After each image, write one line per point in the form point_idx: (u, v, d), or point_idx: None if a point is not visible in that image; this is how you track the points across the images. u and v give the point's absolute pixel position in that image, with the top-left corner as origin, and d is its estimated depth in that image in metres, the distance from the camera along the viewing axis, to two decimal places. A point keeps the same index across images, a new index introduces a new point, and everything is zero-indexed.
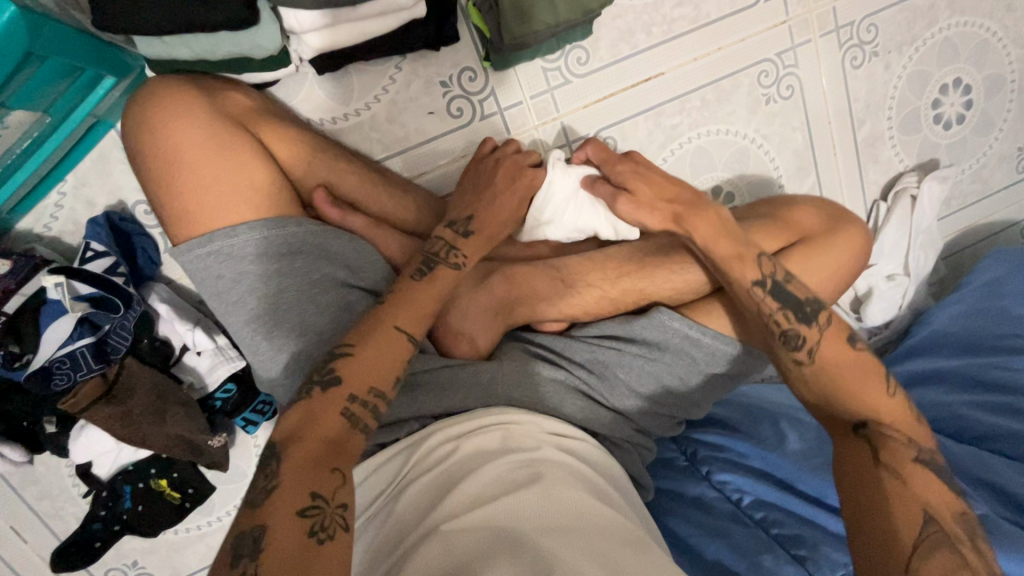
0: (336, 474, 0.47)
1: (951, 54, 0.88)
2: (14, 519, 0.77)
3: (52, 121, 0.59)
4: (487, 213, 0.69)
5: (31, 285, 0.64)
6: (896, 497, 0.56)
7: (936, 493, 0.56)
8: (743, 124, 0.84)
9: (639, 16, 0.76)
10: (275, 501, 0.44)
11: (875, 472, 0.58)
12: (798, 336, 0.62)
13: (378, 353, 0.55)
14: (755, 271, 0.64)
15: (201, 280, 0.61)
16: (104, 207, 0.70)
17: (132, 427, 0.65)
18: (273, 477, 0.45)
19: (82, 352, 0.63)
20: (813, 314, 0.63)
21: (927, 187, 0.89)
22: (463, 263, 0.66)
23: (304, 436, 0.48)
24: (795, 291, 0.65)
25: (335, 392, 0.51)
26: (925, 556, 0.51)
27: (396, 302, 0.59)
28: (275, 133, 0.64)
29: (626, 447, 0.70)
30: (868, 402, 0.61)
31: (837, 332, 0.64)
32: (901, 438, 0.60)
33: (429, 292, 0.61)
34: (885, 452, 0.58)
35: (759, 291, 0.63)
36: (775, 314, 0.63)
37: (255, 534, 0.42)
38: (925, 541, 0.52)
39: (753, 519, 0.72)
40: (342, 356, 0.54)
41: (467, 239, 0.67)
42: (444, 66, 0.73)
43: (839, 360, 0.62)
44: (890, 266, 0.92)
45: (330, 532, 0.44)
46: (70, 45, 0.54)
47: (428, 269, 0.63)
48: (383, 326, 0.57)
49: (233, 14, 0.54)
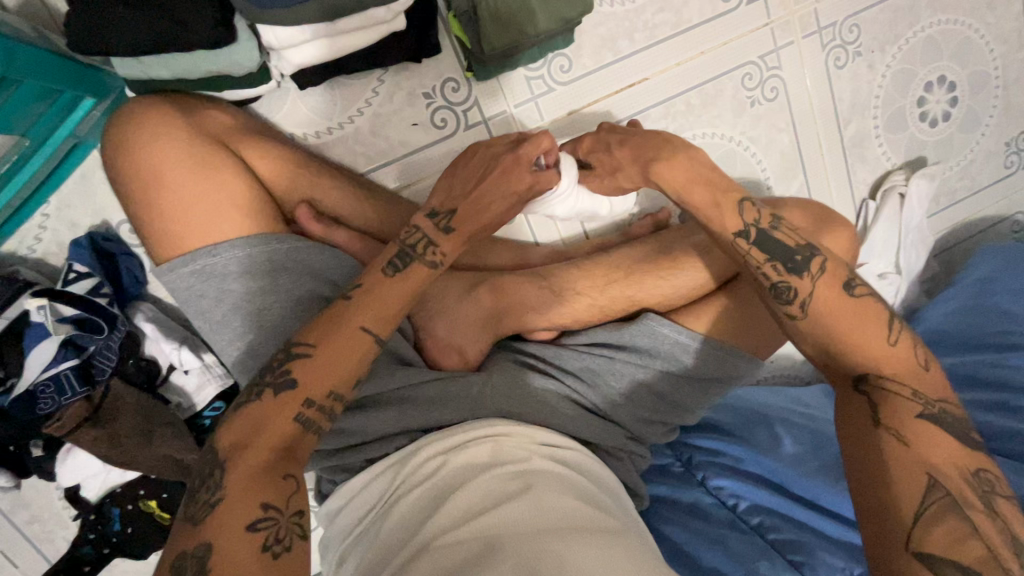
0: (289, 480, 0.47)
1: (934, 51, 0.88)
2: (4, 544, 0.76)
3: (31, 144, 0.59)
4: (470, 207, 0.62)
5: (15, 307, 0.62)
6: (897, 458, 0.50)
7: (943, 451, 0.50)
8: (728, 127, 0.84)
9: (621, 22, 0.76)
10: (221, 517, 0.44)
11: (872, 433, 0.52)
12: (790, 289, 0.57)
13: (337, 355, 0.52)
14: (737, 219, 0.60)
15: (185, 301, 0.61)
16: (88, 228, 0.69)
17: (120, 449, 0.65)
18: (218, 490, 0.45)
19: (67, 375, 0.62)
20: (803, 264, 0.58)
21: (915, 185, 0.90)
22: (440, 262, 0.60)
23: (252, 444, 0.47)
24: (783, 239, 0.60)
25: (288, 396, 0.50)
26: (931, 526, 0.46)
27: (360, 299, 0.55)
28: (255, 149, 0.63)
29: (619, 456, 0.69)
30: (866, 353, 0.55)
31: (833, 281, 0.57)
32: (902, 391, 0.53)
33: (405, 291, 0.57)
34: (886, 410, 0.52)
35: (743, 243, 0.59)
36: (763, 267, 0.59)
37: (200, 553, 0.42)
38: (931, 508, 0.47)
39: (748, 525, 0.72)
40: (298, 358, 0.51)
41: (448, 236, 0.61)
42: (426, 78, 0.73)
43: (834, 310, 0.56)
44: (881, 264, 0.92)
45: (286, 544, 0.45)
46: (48, 67, 0.54)
47: (402, 265, 0.58)
48: (345, 327, 0.53)
49: (211, 32, 0.55)
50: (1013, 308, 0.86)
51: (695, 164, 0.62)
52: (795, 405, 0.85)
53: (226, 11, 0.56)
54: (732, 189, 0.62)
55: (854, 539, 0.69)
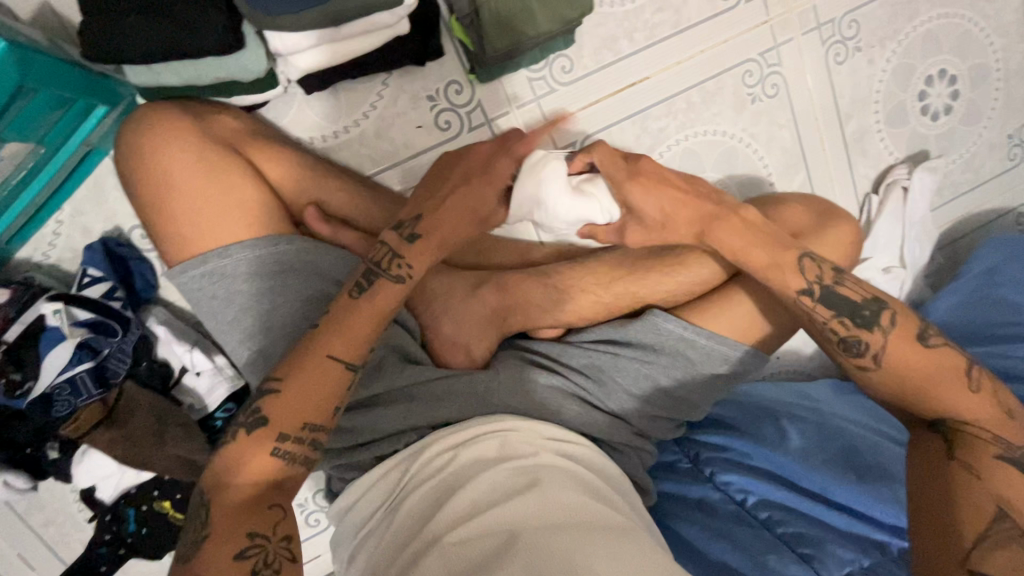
0: (275, 509, 0.48)
1: (934, 46, 0.88)
2: (20, 547, 0.77)
3: (46, 152, 0.61)
4: (436, 215, 0.60)
5: (30, 311, 0.64)
6: (963, 489, 0.54)
7: (1014, 489, 0.54)
8: (729, 124, 0.84)
9: (621, 22, 0.77)
10: (208, 552, 0.45)
11: (945, 463, 0.56)
12: (860, 341, 0.58)
13: (305, 386, 0.51)
14: (798, 278, 0.59)
15: (197, 301, 0.62)
16: (101, 233, 0.71)
17: (137, 448, 0.66)
18: (205, 528, 0.46)
19: (82, 378, 0.64)
20: (873, 317, 0.58)
21: (918, 178, 0.90)
22: (408, 275, 0.58)
23: (231, 482, 0.48)
24: (848, 292, 0.59)
25: (262, 433, 0.50)
26: (991, 552, 0.50)
27: (328, 327, 0.54)
28: (266, 155, 0.65)
29: (625, 451, 0.69)
30: (947, 402, 0.57)
31: (905, 333, 0.58)
32: (984, 435, 0.56)
33: (374, 312, 0.56)
34: (962, 447, 0.56)
35: (806, 301, 0.59)
36: (829, 323, 0.59)
37: None
38: (994, 536, 0.51)
39: (757, 519, 0.72)
40: (268, 394, 0.51)
41: (412, 245, 0.59)
42: (429, 81, 0.74)
43: (906, 357, 0.57)
44: (886, 259, 0.92)
45: (276, 567, 0.45)
46: (60, 76, 0.56)
47: (367, 284, 0.56)
48: (313, 357, 0.53)
49: (221, 38, 0.56)
50: (1016, 300, 0.87)
51: (745, 227, 0.62)
52: (801, 399, 0.85)
53: (235, 18, 0.57)
54: (788, 246, 0.61)
55: (862, 531, 0.70)
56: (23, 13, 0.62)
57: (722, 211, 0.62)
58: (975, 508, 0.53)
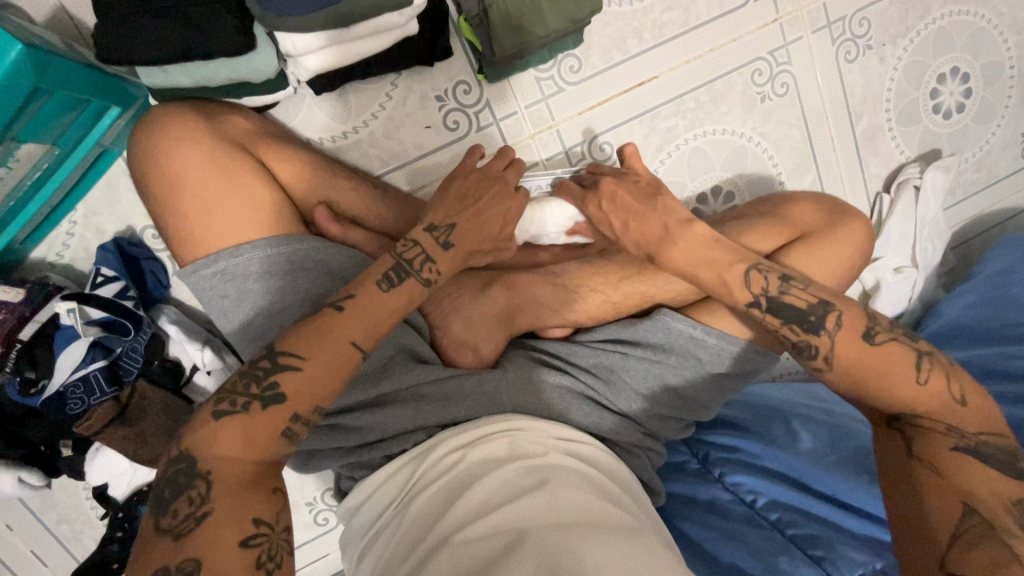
0: (276, 496, 0.48)
1: (946, 43, 0.87)
2: (34, 544, 0.78)
3: (60, 152, 0.62)
4: (469, 226, 0.64)
5: (44, 311, 0.65)
6: (932, 489, 0.54)
7: (979, 481, 0.52)
8: (738, 123, 0.84)
9: (630, 22, 0.77)
10: (207, 533, 0.43)
11: (909, 464, 0.56)
12: (811, 346, 0.58)
13: (328, 368, 0.51)
14: (745, 291, 0.61)
15: (208, 300, 0.62)
16: (113, 233, 0.71)
17: (146, 447, 0.68)
18: (206, 503, 0.44)
19: (95, 376, 0.65)
20: (819, 322, 0.58)
21: (930, 177, 0.89)
22: (434, 280, 0.60)
23: (238, 459, 0.47)
24: (796, 300, 0.60)
25: (275, 410, 0.49)
26: (965, 551, 0.50)
27: (349, 314, 0.53)
28: (277, 155, 0.65)
29: (634, 452, 0.69)
30: (899, 396, 0.56)
31: (851, 332, 0.57)
32: (940, 427, 0.55)
33: (399, 307, 0.56)
34: (921, 444, 0.55)
35: (756, 312, 0.60)
36: (781, 330, 0.60)
37: (187, 569, 0.42)
38: (967, 534, 0.51)
39: (767, 521, 0.71)
40: (286, 368, 0.49)
41: (445, 252, 0.61)
42: (438, 81, 0.74)
43: (858, 359, 0.57)
44: (897, 258, 0.91)
45: (276, 560, 0.45)
46: (74, 77, 0.56)
47: (396, 280, 0.57)
48: (335, 340, 0.52)
49: (233, 42, 0.57)
50: None
51: (693, 245, 0.64)
52: (811, 401, 0.84)
53: (246, 19, 0.57)
54: (735, 261, 0.63)
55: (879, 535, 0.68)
56: (39, 17, 0.63)
57: (670, 231, 0.66)
58: (945, 508, 0.53)
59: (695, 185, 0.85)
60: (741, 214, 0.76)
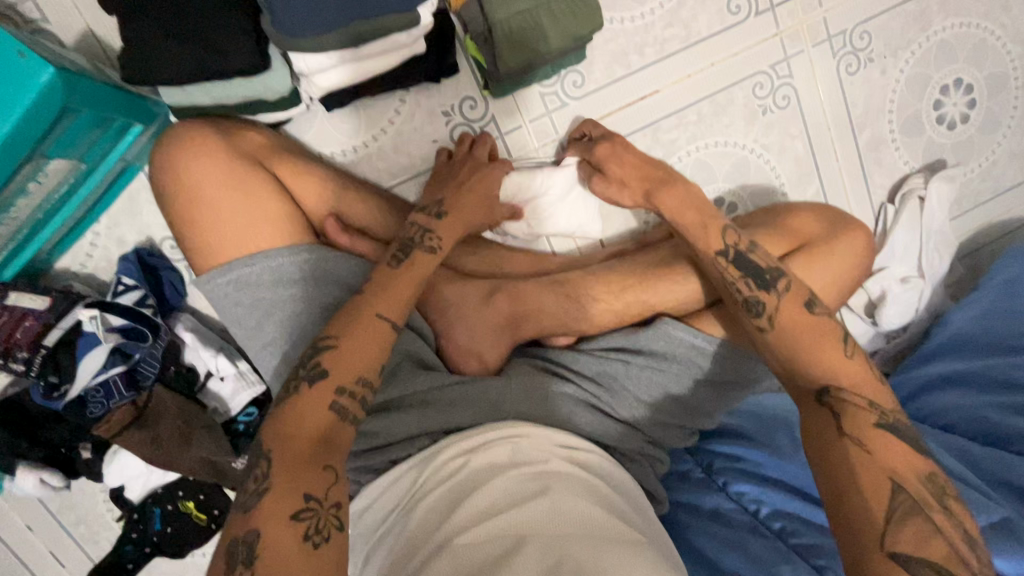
0: (328, 472, 0.49)
1: (949, 55, 0.88)
2: (53, 544, 0.81)
3: (86, 168, 0.65)
4: (461, 201, 0.71)
5: (67, 319, 0.67)
6: (862, 466, 0.52)
7: (902, 459, 0.53)
8: (740, 135, 0.85)
9: (632, 38, 0.79)
10: (267, 507, 0.45)
11: (839, 443, 0.54)
12: (760, 303, 0.62)
13: (360, 339, 0.56)
14: (718, 240, 0.66)
15: (223, 308, 0.65)
16: (134, 244, 0.75)
17: (161, 450, 0.69)
18: (265, 480, 0.47)
19: (115, 380, 0.68)
20: (773, 281, 0.63)
21: (934, 187, 0.89)
22: (439, 247, 0.67)
23: (294, 437, 0.49)
24: (758, 259, 0.65)
25: (322, 385, 0.52)
26: (900, 525, 0.49)
27: (373, 292, 0.60)
28: (290, 168, 0.68)
29: (637, 460, 0.70)
30: (827, 363, 0.58)
31: (795, 298, 0.62)
32: (862, 402, 0.56)
33: (414, 278, 0.63)
34: (849, 419, 0.55)
35: (721, 262, 0.65)
36: (737, 283, 0.64)
37: (249, 539, 0.44)
38: (898, 509, 0.50)
39: (771, 530, 0.71)
40: (326, 350, 0.55)
41: (441, 221, 0.68)
42: (445, 96, 0.77)
43: (797, 322, 0.60)
44: (903, 268, 0.90)
45: (325, 535, 0.46)
46: (102, 97, 0.59)
47: (404, 255, 0.64)
48: (364, 316, 0.58)
49: (249, 60, 0.60)
50: None
51: (690, 195, 0.68)
52: None
53: (262, 40, 0.60)
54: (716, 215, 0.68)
55: None
56: (70, 41, 0.67)
57: (672, 178, 0.70)
58: (875, 487, 0.51)
59: None
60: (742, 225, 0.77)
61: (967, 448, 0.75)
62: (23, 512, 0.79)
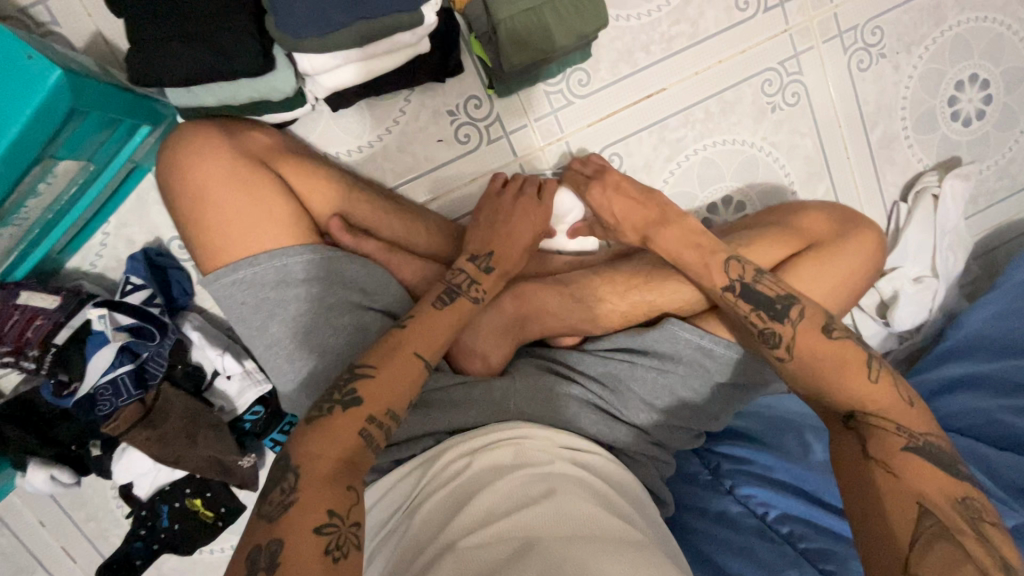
0: (350, 492, 0.49)
1: (964, 50, 0.86)
2: (65, 539, 0.82)
3: (95, 168, 0.66)
4: (503, 244, 0.70)
5: (78, 317, 0.68)
6: (889, 491, 0.52)
7: (934, 482, 0.51)
8: (749, 133, 0.84)
9: (638, 36, 0.78)
10: (291, 519, 0.46)
11: (863, 466, 0.54)
12: (775, 334, 0.60)
13: (396, 374, 0.55)
14: (722, 275, 0.64)
15: (228, 307, 0.65)
16: (143, 244, 0.76)
17: (168, 448, 0.70)
18: (287, 495, 0.47)
19: (123, 378, 0.68)
20: (784, 311, 0.60)
21: (949, 185, 0.87)
22: (482, 298, 0.66)
23: (322, 455, 0.49)
24: (767, 289, 0.62)
25: (354, 411, 0.52)
26: (925, 551, 0.48)
27: (413, 328, 0.59)
28: (294, 169, 0.68)
29: (642, 461, 0.69)
30: (848, 389, 0.57)
31: (811, 326, 0.59)
32: (889, 426, 0.55)
33: (453, 321, 0.62)
34: (876, 443, 0.54)
35: (730, 296, 0.63)
36: (749, 315, 0.61)
37: (273, 548, 0.45)
38: (924, 534, 0.49)
39: (779, 534, 0.71)
40: (362, 377, 0.54)
41: (488, 274, 0.68)
42: (449, 96, 0.77)
43: (817, 353, 0.58)
44: (916, 268, 0.88)
45: (344, 551, 0.46)
46: (111, 99, 0.60)
47: (449, 300, 0.63)
48: (400, 352, 0.57)
49: (252, 63, 0.60)
50: None
51: (688, 231, 0.67)
52: None
53: (266, 41, 0.61)
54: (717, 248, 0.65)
55: None
56: (79, 43, 0.68)
57: (666, 218, 0.68)
58: (902, 508, 0.51)
59: (706, 195, 0.85)
60: (750, 224, 0.76)
61: (981, 452, 0.74)
62: (35, 507, 0.81)
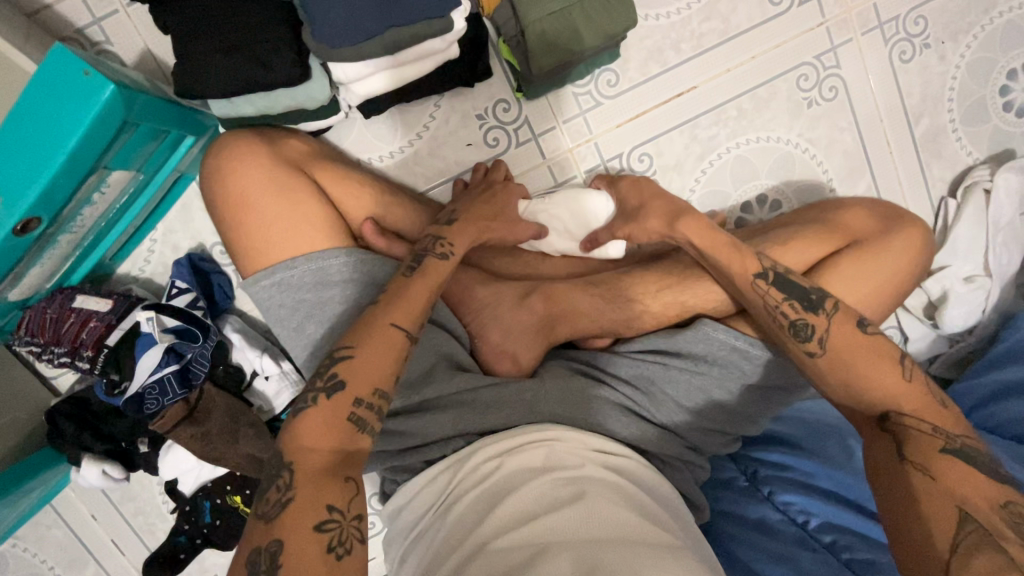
0: (349, 483, 0.49)
1: (1017, 37, 0.82)
2: (114, 533, 0.86)
3: (144, 178, 0.69)
4: (470, 210, 0.70)
5: (128, 319, 0.72)
6: (926, 494, 0.49)
7: (970, 486, 0.49)
8: (785, 130, 0.82)
9: (667, 34, 0.78)
10: (291, 517, 0.46)
11: (901, 469, 0.51)
12: (807, 325, 0.58)
13: (375, 350, 0.55)
14: (756, 262, 0.63)
15: (268, 309, 0.67)
16: (187, 249, 0.79)
17: (209, 445, 0.73)
18: (286, 491, 0.47)
19: (169, 378, 0.71)
20: (820, 302, 0.59)
21: (1003, 178, 0.81)
22: (451, 251, 0.66)
23: (316, 447, 0.50)
24: (801, 281, 0.62)
25: (339, 397, 0.52)
26: (969, 556, 0.44)
27: (388, 302, 0.59)
28: (330, 175, 0.70)
29: (676, 465, 0.68)
30: (882, 387, 0.55)
31: (848, 317, 0.58)
32: (926, 428, 0.53)
33: (427, 285, 0.62)
34: (912, 446, 0.52)
35: (762, 284, 0.61)
36: (781, 305, 0.60)
37: (272, 550, 0.45)
38: (965, 541, 0.46)
39: (821, 544, 0.68)
40: (343, 359, 0.54)
41: (452, 227, 0.68)
42: (479, 100, 0.78)
43: (852, 347, 0.56)
44: (967, 266, 0.84)
45: (348, 546, 0.47)
46: (159, 111, 0.63)
47: (417, 264, 0.63)
48: (376, 326, 0.57)
49: (288, 74, 0.62)
50: None
51: (714, 222, 0.67)
52: None
53: (303, 53, 0.63)
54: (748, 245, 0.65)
55: None
56: (130, 59, 0.72)
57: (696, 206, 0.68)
58: (941, 513, 0.48)
59: (739, 194, 0.83)
60: (786, 222, 0.74)
61: None
62: (88, 501, 0.85)
